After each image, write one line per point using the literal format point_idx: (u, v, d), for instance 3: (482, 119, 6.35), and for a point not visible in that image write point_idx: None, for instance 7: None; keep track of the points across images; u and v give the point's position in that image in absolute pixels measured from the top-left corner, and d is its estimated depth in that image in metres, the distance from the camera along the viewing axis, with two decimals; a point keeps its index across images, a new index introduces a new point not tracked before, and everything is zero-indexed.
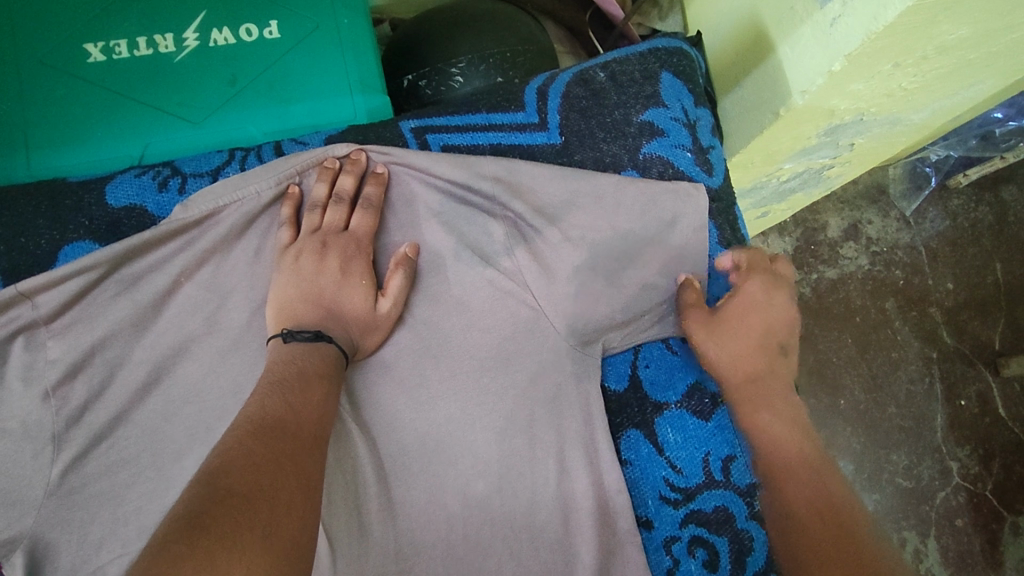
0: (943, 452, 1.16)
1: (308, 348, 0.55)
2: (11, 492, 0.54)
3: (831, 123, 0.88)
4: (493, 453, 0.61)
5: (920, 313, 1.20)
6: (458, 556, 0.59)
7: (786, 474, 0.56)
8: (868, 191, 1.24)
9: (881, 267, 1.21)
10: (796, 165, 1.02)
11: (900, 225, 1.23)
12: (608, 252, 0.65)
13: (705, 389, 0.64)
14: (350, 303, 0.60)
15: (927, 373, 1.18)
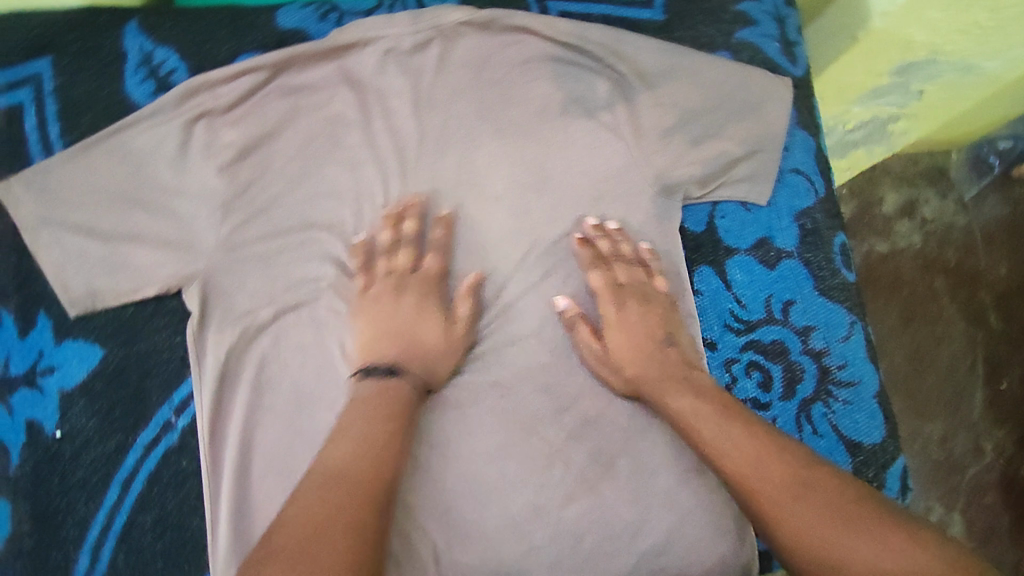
0: (979, 429, 1.22)
1: (380, 384, 0.62)
2: (187, 241, 0.65)
3: (905, 59, 0.93)
4: (583, 270, 0.70)
5: (969, 295, 1.27)
6: (546, 348, 0.68)
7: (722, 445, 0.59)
8: (929, 171, 1.30)
9: (934, 245, 1.28)
10: (863, 109, 1.09)
11: (957, 208, 1.30)
12: (699, 119, 0.72)
13: (772, 243, 0.73)
14: (424, 335, 0.65)
15: (970, 352, 1.25)
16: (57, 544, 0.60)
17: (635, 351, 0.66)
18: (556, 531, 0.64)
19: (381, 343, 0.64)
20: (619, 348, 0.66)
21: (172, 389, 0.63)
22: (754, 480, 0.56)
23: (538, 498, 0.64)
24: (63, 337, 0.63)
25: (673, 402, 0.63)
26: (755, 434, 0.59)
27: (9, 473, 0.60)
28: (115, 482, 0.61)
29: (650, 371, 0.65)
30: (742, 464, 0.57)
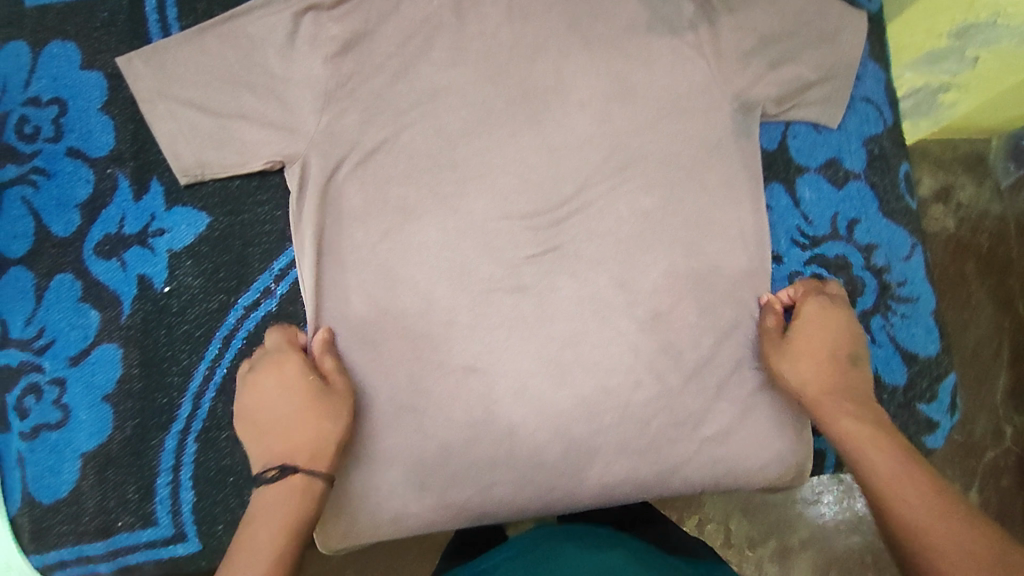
0: (1000, 415, 1.22)
1: (299, 500, 0.57)
2: (290, 124, 0.68)
3: (966, 20, 0.93)
4: (661, 179, 0.73)
5: (999, 281, 1.26)
6: (625, 246, 0.71)
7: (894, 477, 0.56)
8: (967, 157, 1.29)
9: (967, 231, 1.27)
10: (916, 74, 1.16)
11: (992, 195, 1.28)
12: (779, 44, 0.73)
13: (841, 165, 0.76)
14: (315, 420, 0.60)
15: (997, 335, 1.23)
16: (163, 388, 0.63)
17: (825, 347, 0.66)
18: (626, 414, 0.67)
19: (298, 449, 0.58)
20: (793, 355, 0.67)
21: (273, 257, 0.67)
22: (909, 496, 0.53)
23: (610, 382, 0.68)
24: (173, 203, 0.67)
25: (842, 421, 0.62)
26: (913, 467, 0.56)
27: (120, 322, 0.64)
28: (217, 338, 0.65)
29: (824, 378, 0.65)
30: (900, 485, 0.54)
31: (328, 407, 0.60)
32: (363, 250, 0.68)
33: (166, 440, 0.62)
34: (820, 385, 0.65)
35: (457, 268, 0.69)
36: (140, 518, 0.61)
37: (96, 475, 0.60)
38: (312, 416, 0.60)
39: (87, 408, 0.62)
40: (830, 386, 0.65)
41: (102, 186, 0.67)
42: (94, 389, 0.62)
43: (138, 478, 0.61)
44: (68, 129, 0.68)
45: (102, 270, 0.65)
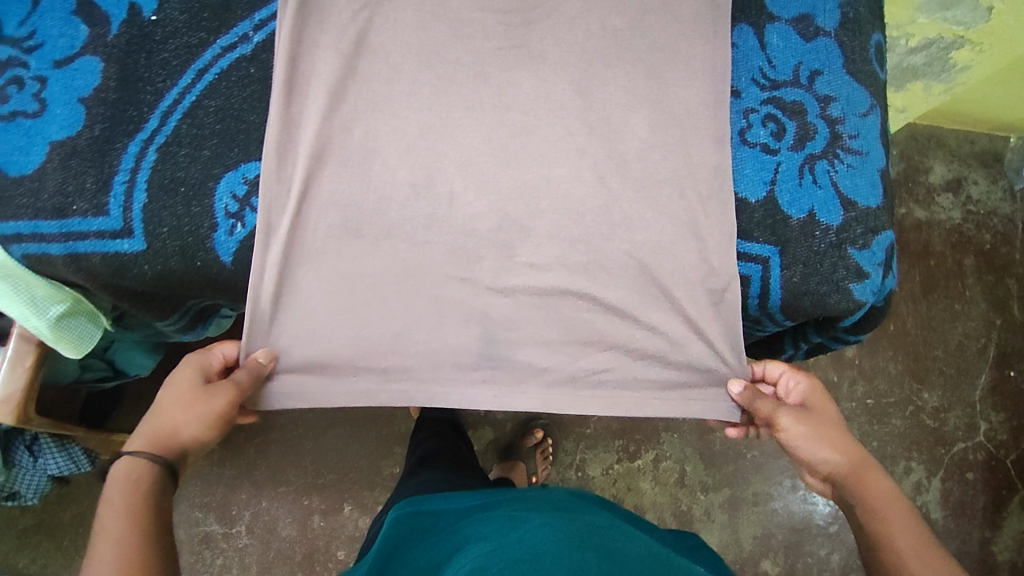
0: (975, 408, 1.50)
1: (130, 478, 0.61)
2: None
3: None
4: (635, 4, 0.76)
5: (997, 280, 1.57)
6: (587, 58, 0.74)
7: (890, 520, 0.63)
8: (983, 156, 1.63)
9: (971, 225, 1.59)
10: (929, 21, 1.24)
11: (1004, 196, 1.61)
12: None
13: (813, 21, 0.78)
14: (167, 419, 0.65)
15: (984, 332, 1.54)
16: (135, 103, 0.68)
17: (829, 415, 0.72)
18: (558, 204, 0.71)
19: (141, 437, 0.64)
20: (807, 425, 0.69)
21: (255, 8, 0.71)
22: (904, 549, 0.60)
23: (552, 175, 0.71)
24: None
25: (872, 487, 0.66)
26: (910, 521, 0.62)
27: (106, 40, 0.69)
28: (192, 68, 0.69)
29: (842, 441, 0.69)
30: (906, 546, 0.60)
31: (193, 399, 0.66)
32: (342, 18, 0.72)
33: (129, 146, 0.67)
34: (845, 460, 0.68)
35: (426, 49, 0.72)
36: (94, 207, 0.65)
37: (60, 161, 0.65)
38: (173, 411, 0.66)
39: (62, 106, 0.67)
40: (852, 462, 0.68)
41: None
42: (72, 91, 0.67)
43: (97, 173, 0.66)
44: None
45: None
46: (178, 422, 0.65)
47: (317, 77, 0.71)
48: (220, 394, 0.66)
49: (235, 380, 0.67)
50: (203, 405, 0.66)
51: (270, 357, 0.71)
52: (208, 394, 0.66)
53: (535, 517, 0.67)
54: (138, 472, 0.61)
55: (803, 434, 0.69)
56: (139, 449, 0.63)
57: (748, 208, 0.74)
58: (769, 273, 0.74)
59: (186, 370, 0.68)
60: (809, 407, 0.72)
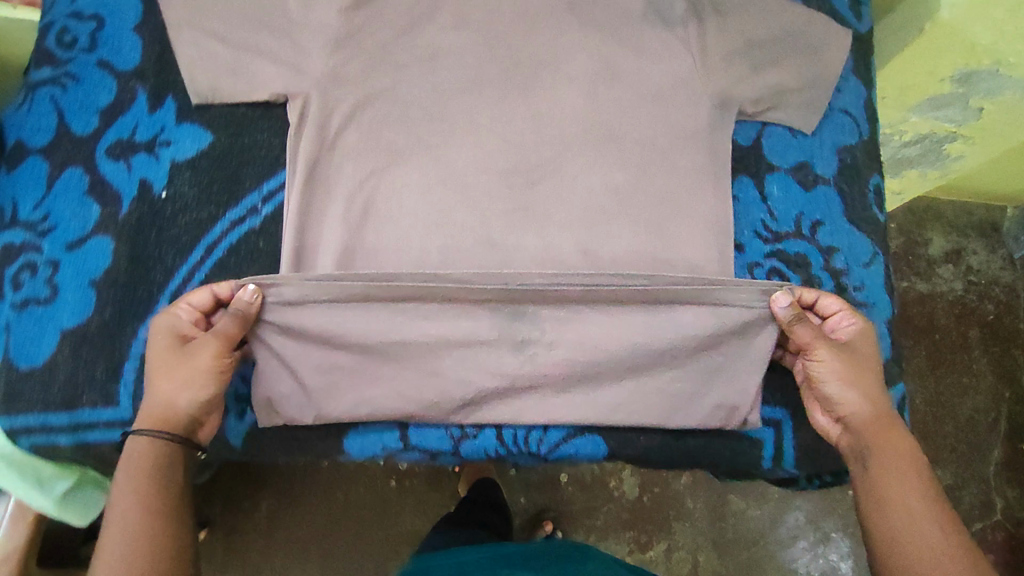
0: (990, 485, 1.40)
1: (133, 466, 0.61)
2: (299, 65, 0.74)
3: (969, 64, 1.04)
4: (635, 158, 0.77)
5: (1001, 350, 1.49)
6: (590, 215, 0.75)
7: (890, 477, 0.63)
8: (981, 226, 1.56)
9: (975, 295, 1.51)
10: (920, 120, 1.24)
11: (1003, 265, 1.55)
12: (760, 52, 0.79)
13: (811, 170, 0.80)
14: (155, 384, 0.63)
15: (992, 405, 1.45)
16: (145, 283, 0.69)
17: (870, 359, 0.69)
18: (557, 369, 0.70)
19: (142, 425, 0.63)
20: (848, 365, 0.67)
21: (265, 179, 0.74)
22: (918, 540, 0.60)
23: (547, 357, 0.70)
24: (182, 120, 0.74)
25: (890, 444, 0.65)
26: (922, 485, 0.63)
27: (118, 218, 0.70)
28: (202, 245, 0.71)
29: (872, 395, 0.67)
30: (922, 539, 0.60)
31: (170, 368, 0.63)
32: (350, 186, 0.73)
33: (139, 330, 0.68)
34: (871, 411, 0.66)
35: (435, 212, 0.74)
36: (103, 396, 0.66)
37: (71, 350, 0.66)
38: (147, 421, 0.63)
39: (73, 290, 0.68)
40: (877, 415, 0.66)
41: (123, 95, 0.73)
42: (83, 275, 0.68)
43: (108, 360, 0.67)
44: (102, 43, 0.74)
45: (110, 169, 0.72)
46: (167, 400, 0.63)
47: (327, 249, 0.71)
48: (201, 350, 0.64)
49: (217, 332, 0.64)
50: (186, 363, 0.63)
51: (256, 293, 0.65)
52: (189, 353, 0.63)
53: None
54: (149, 442, 0.62)
55: (835, 370, 0.67)
56: (140, 427, 0.62)
57: None
58: (783, 435, 0.75)
59: (160, 336, 0.63)
60: (851, 347, 0.69)
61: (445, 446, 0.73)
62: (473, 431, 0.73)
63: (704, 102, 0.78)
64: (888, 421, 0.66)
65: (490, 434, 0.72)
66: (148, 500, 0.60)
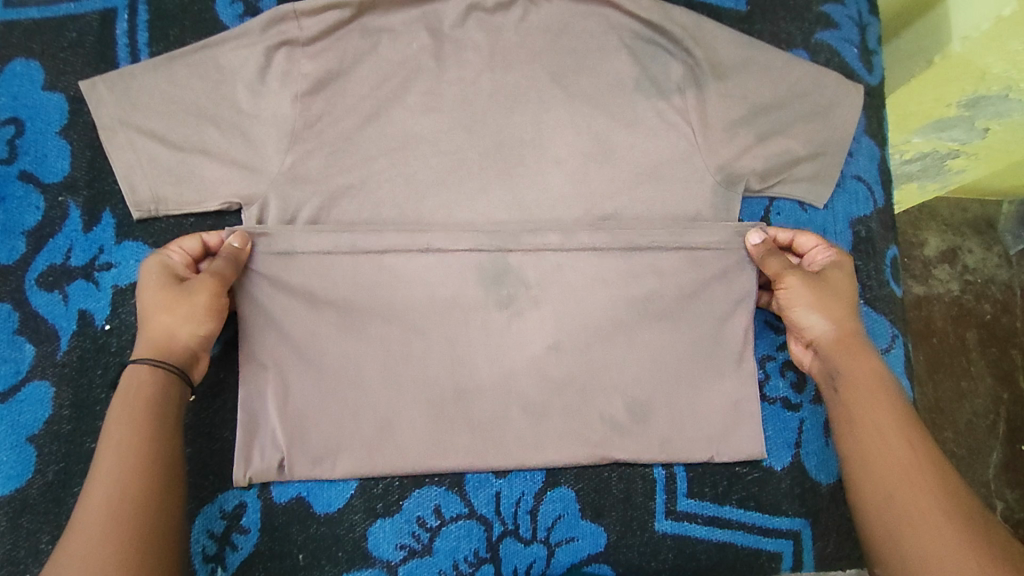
0: (991, 489, 1.06)
1: (126, 392, 0.56)
2: (253, 166, 0.66)
3: (975, 92, 0.83)
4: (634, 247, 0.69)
5: (1000, 351, 1.11)
6: (586, 316, 0.67)
7: (865, 418, 0.58)
8: (975, 222, 1.15)
9: (971, 297, 1.12)
10: (924, 140, 0.96)
11: (999, 262, 1.14)
12: (765, 118, 0.71)
13: (825, 246, 0.73)
14: (159, 300, 0.59)
15: (993, 410, 1.09)
16: (92, 432, 0.61)
17: (846, 288, 0.64)
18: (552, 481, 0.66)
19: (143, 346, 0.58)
20: (820, 289, 0.63)
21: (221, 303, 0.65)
22: (885, 460, 0.55)
23: (542, 353, 0.66)
24: (123, 237, 0.65)
25: (859, 368, 0.60)
26: (899, 419, 0.57)
27: (56, 359, 0.62)
28: None
29: (840, 317, 0.63)
30: (889, 458, 0.55)
31: (168, 301, 0.59)
32: (316, 303, 0.65)
33: None
34: (839, 332, 0.62)
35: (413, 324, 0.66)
36: None
37: (10, 522, 0.59)
38: (151, 326, 0.59)
39: (8, 449, 0.60)
40: (846, 336, 0.62)
41: (52, 214, 0.65)
42: (19, 430, 0.60)
43: (53, 528, 0.59)
44: (23, 151, 0.66)
45: (43, 302, 0.63)
46: (170, 324, 0.58)
47: (281, 389, 0.63)
48: (200, 287, 0.60)
49: (216, 268, 0.60)
50: (185, 301, 0.59)
51: (246, 239, 0.63)
52: (188, 291, 0.59)
53: None
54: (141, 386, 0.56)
55: (805, 299, 0.63)
56: (139, 356, 0.57)
57: (775, 477, 0.68)
58: (803, 548, 0.67)
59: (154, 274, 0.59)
60: (827, 280, 0.64)
61: None
62: (469, 569, 0.64)
63: (705, 179, 0.70)
64: (860, 348, 0.62)
65: (488, 570, 0.64)
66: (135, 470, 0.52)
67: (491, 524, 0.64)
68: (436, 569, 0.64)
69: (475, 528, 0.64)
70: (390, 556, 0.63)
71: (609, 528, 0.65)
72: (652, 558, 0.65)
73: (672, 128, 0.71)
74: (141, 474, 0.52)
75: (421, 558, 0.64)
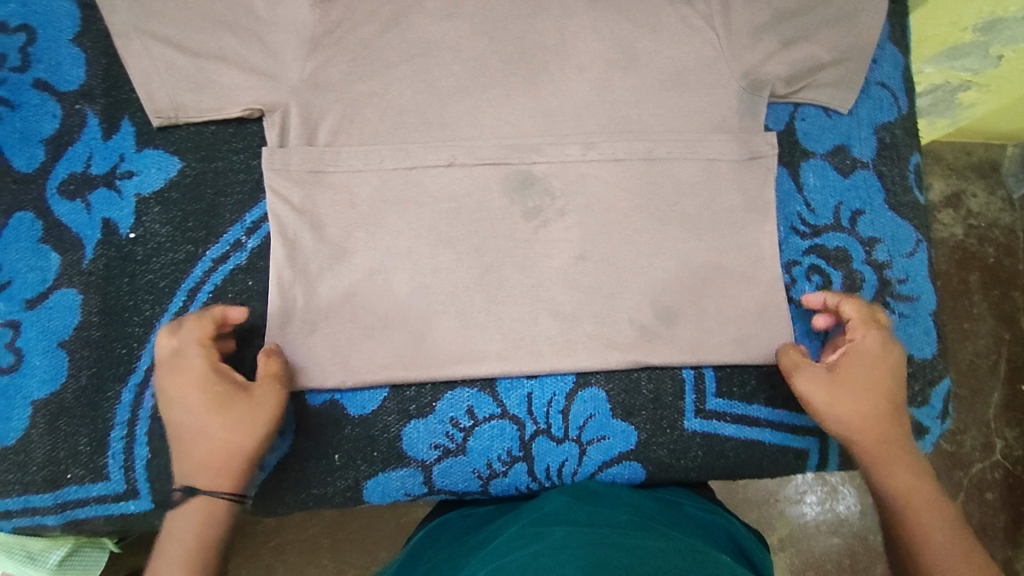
0: (991, 428, 1.04)
1: (202, 514, 0.54)
2: (273, 73, 0.64)
3: (991, 17, 0.79)
4: (660, 154, 0.68)
5: (1002, 294, 1.07)
6: (613, 223, 0.67)
7: (912, 504, 0.56)
8: (980, 165, 1.11)
9: (975, 241, 1.09)
10: (937, 71, 0.92)
11: (1004, 206, 1.10)
12: (793, 22, 0.69)
13: (849, 152, 0.73)
14: (216, 426, 0.55)
15: (994, 350, 1.05)
16: (123, 338, 0.61)
17: (869, 360, 0.61)
18: (581, 388, 0.66)
19: (197, 473, 0.54)
20: (853, 399, 0.60)
21: (246, 209, 0.65)
22: (942, 548, 0.53)
23: (569, 265, 0.66)
24: (144, 145, 0.65)
25: (901, 467, 0.58)
26: (937, 506, 0.56)
27: (82, 267, 0.62)
28: (182, 290, 0.63)
29: (869, 412, 0.60)
30: (941, 538, 0.54)
31: (218, 409, 0.55)
32: (340, 211, 0.65)
33: (122, 393, 0.60)
34: (873, 431, 0.59)
35: (440, 232, 0.65)
36: (91, 471, 0.59)
37: (47, 424, 0.59)
38: (221, 435, 0.55)
39: (41, 354, 0.60)
40: (879, 434, 0.59)
41: (70, 122, 0.64)
42: (50, 335, 0.61)
43: (91, 430, 0.60)
44: (36, 59, 0.64)
45: (66, 210, 0.63)
46: (226, 442, 0.55)
47: (308, 295, 0.63)
48: (266, 392, 0.57)
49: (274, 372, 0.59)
50: (258, 412, 0.56)
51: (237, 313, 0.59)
52: (255, 402, 0.56)
53: (637, 543, 0.45)
54: (213, 522, 0.54)
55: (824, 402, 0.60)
56: (218, 488, 0.54)
57: None
58: (828, 445, 0.69)
59: (198, 382, 0.56)
60: (844, 366, 0.61)
61: (473, 487, 0.65)
62: (503, 468, 0.65)
63: (731, 85, 0.69)
64: (889, 437, 0.59)
65: (521, 469, 0.65)
66: (218, 414, 0.55)
67: (523, 424, 0.65)
68: (469, 467, 0.65)
69: (507, 427, 0.65)
70: (425, 455, 0.64)
71: (639, 427, 0.66)
72: (681, 456, 0.66)
73: (696, 34, 0.69)
74: (225, 429, 0.55)
75: (455, 457, 0.64)
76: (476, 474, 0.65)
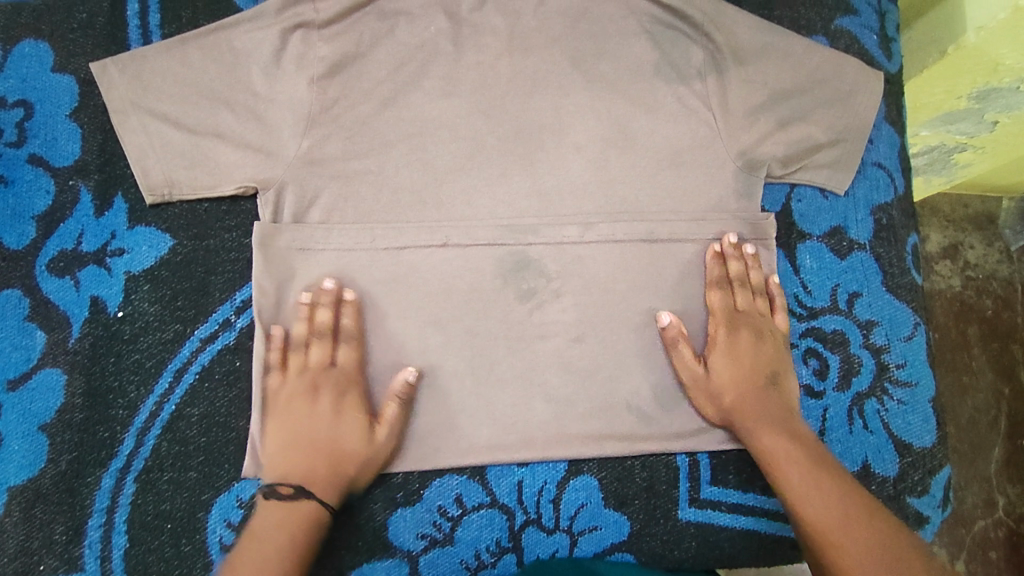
0: (993, 484, 1.02)
1: (286, 506, 0.56)
2: (268, 151, 0.64)
3: (987, 86, 0.78)
4: (656, 234, 0.68)
5: (1001, 347, 1.05)
6: (609, 303, 0.66)
7: (783, 466, 0.59)
8: (976, 217, 1.09)
9: (972, 292, 1.07)
10: (931, 134, 0.91)
11: (1001, 258, 1.08)
12: (788, 104, 0.69)
13: (846, 234, 0.72)
14: (345, 438, 0.60)
15: (994, 405, 1.04)
16: (105, 421, 0.60)
17: (750, 356, 0.65)
18: (575, 473, 0.65)
19: (311, 456, 0.59)
20: (722, 371, 0.64)
21: (237, 288, 0.64)
22: (838, 527, 0.54)
23: (564, 347, 0.65)
24: (135, 222, 0.64)
25: (762, 430, 0.62)
26: (819, 477, 0.57)
27: (67, 347, 0.61)
28: (168, 371, 0.62)
29: (750, 406, 0.63)
30: (820, 508, 0.56)
31: (356, 412, 0.61)
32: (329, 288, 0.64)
33: (102, 478, 0.59)
34: (735, 392, 0.64)
35: (433, 310, 0.65)
36: (65, 562, 0.58)
37: (23, 512, 0.58)
38: (302, 458, 0.59)
39: (20, 438, 0.59)
40: (744, 398, 0.63)
41: (62, 197, 0.64)
42: (30, 418, 0.60)
43: (67, 519, 0.59)
44: (32, 134, 0.64)
45: (53, 288, 0.62)
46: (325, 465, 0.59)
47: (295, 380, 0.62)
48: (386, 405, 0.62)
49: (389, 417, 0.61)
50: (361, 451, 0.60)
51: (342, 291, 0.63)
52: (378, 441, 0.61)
53: None
54: (299, 528, 0.56)
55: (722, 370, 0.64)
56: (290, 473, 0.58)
57: None
58: None
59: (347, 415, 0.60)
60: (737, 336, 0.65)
61: None
62: (491, 558, 0.63)
63: (727, 165, 0.69)
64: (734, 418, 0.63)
65: (510, 559, 0.63)
66: (343, 415, 0.61)
67: (514, 513, 0.64)
68: (457, 558, 0.63)
69: (497, 517, 0.64)
70: (412, 545, 0.63)
71: (632, 517, 0.65)
72: (674, 547, 0.65)
73: (693, 114, 0.69)
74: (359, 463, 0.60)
75: (443, 547, 0.63)
76: (464, 565, 0.63)
